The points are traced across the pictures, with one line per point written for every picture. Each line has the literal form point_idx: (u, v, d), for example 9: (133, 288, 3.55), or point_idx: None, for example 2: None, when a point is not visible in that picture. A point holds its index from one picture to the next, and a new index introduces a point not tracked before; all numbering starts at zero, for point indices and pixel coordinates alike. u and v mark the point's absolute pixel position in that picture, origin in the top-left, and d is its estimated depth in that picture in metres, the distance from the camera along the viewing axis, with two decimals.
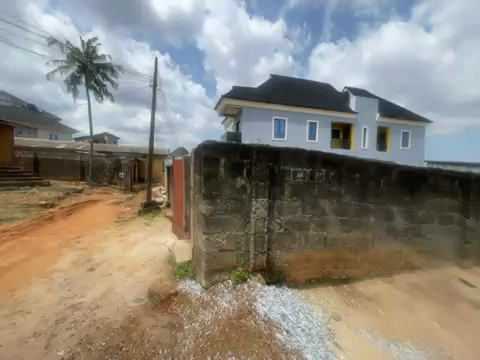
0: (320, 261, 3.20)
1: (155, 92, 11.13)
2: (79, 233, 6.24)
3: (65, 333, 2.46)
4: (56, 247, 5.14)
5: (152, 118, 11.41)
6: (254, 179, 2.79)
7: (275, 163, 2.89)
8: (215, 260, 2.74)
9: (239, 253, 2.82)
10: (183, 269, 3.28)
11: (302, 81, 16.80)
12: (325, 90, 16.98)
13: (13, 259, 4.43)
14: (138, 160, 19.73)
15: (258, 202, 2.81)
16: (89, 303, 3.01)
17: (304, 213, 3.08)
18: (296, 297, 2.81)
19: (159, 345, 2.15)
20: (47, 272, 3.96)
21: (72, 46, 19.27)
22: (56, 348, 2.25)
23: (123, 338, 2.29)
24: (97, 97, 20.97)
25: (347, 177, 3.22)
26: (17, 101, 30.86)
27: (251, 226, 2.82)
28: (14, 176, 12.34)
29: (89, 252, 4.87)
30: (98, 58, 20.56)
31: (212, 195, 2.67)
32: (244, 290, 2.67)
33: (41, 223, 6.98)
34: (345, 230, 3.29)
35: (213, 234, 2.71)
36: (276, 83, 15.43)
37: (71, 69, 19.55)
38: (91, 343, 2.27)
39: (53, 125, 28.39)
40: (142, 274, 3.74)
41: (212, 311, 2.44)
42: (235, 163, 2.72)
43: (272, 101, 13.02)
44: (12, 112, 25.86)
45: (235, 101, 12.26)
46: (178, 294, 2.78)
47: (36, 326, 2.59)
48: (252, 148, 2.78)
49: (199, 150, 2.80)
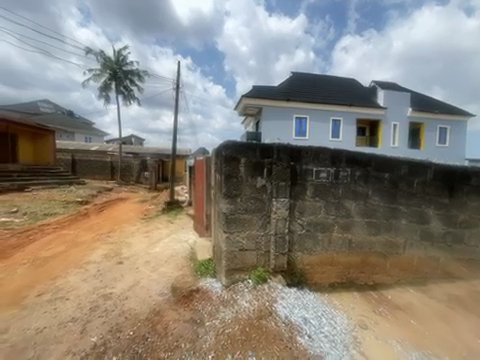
0: (345, 265, 3.05)
1: (178, 94, 11.55)
2: (109, 229, 6.72)
3: (98, 320, 2.66)
4: (90, 241, 5.61)
5: (175, 120, 11.84)
6: (274, 179, 2.74)
7: (296, 162, 2.81)
8: (235, 259, 2.75)
9: (259, 253, 2.80)
10: (204, 266, 3.35)
11: (325, 77, 16.17)
12: (351, 85, 16.14)
13: (55, 250, 4.94)
14: (161, 161, 20.70)
15: (279, 202, 2.77)
16: (118, 294, 3.22)
17: (327, 214, 2.96)
18: (318, 301, 2.71)
19: (181, 339, 2.22)
20: (82, 263, 4.33)
21: (105, 55, 20.81)
22: (90, 334, 2.44)
23: (149, 329, 2.41)
24: (126, 101, 22.38)
25: (375, 177, 3.02)
26: (58, 108, 34.31)
27: (271, 226, 2.78)
28: (56, 175, 13.71)
29: (118, 246, 5.24)
30: (127, 65, 21.91)
31: (232, 194, 2.68)
32: (264, 291, 2.64)
33: (77, 218, 7.67)
34: (372, 233, 3.09)
35: (233, 234, 2.73)
36: (297, 80, 15.07)
37: (103, 76, 21.14)
38: (120, 332, 2.42)
39: (87, 129, 31.03)
40: (165, 269, 3.90)
41: (232, 310, 2.46)
42: (255, 162, 2.70)
43: (292, 99, 12.74)
44: (54, 117, 28.79)
45: (255, 100, 12.22)
46: (199, 291, 2.83)
47: (74, 312, 2.84)
48: (273, 147, 2.74)
49: (219, 150, 2.83)
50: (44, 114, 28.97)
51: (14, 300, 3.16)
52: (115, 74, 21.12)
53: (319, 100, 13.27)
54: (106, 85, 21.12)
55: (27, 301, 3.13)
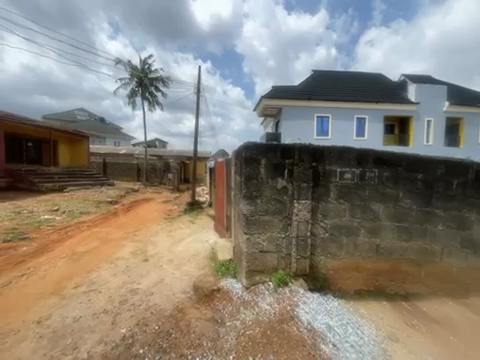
0: (372, 272, 2.87)
1: (199, 98, 11.89)
2: (136, 227, 7.12)
3: (127, 313, 2.84)
4: (119, 238, 5.99)
5: (196, 123, 12.19)
6: (295, 180, 2.69)
7: (318, 163, 2.73)
8: (255, 260, 2.74)
9: (280, 256, 2.75)
10: (225, 267, 3.39)
11: (349, 74, 15.45)
12: (377, 80, 15.21)
13: (89, 246, 5.38)
14: (183, 162, 21.48)
15: (301, 204, 2.70)
16: (145, 290, 3.40)
17: (353, 218, 2.82)
18: (343, 308, 2.58)
19: (203, 337, 2.27)
20: (112, 259, 4.65)
21: (132, 64, 22.23)
22: (120, 326, 2.60)
23: (172, 326, 2.50)
24: (151, 107, 23.64)
25: (406, 178, 2.80)
26: (92, 115, 37.44)
27: (293, 229, 2.73)
28: (89, 177, 14.89)
29: (144, 244, 5.53)
30: (152, 72, 23.16)
31: (252, 195, 2.67)
32: (285, 294, 2.59)
33: (108, 217, 8.26)
34: (404, 239, 2.87)
35: (254, 235, 2.72)
36: (318, 78, 14.61)
37: (131, 84, 22.58)
38: (146, 326, 2.55)
39: (117, 134, 33.38)
40: (187, 268, 4.03)
41: (253, 312, 2.45)
42: (275, 163, 2.67)
43: (314, 98, 12.37)
44: (88, 124, 31.45)
45: (275, 101, 12.08)
46: (220, 291, 2.85)
47: (105, 304, 3.06)
48: (294, 147, 2.68)
49: (239, 151, 2.84)
50: (80, 121, 31.81)
51: (55, 290, 3.50)
52: (141, 81, 22.43)
53: (342, 98, 12.71)
54: (133, 92, 22.52)
55: (65, 291, 3.45)
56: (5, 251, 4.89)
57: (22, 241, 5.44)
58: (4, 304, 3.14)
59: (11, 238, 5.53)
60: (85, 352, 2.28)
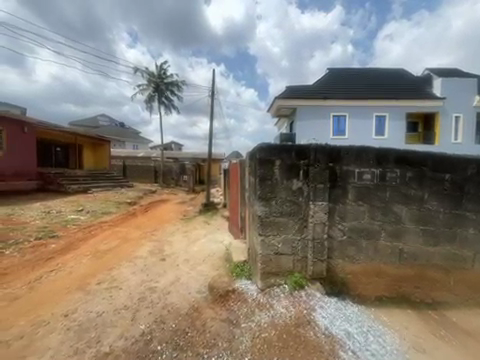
0: (395, 278, 2.72)
1: (213, 100, 12.09)
2: (153, 228, 7.37)
3: (145, 310, 2.94)
4: (137, 238, 6.24)
5: (210, 125, 12.38)
6: (311, 181, 2.63)
7: (335, 163, 2.65)
8: (270, 262, 2.70)
9: (295, 258, 2.71)
10: (239, 268, 3.40)
11: (366, 70, 14.87)
12: (398, 75, 14.46)
13: (111, 245, 5.66)
14: (198, 164, 21.92)
15: (317, 206, 2.64)
16: (162, 288, 3.50)
17: (373, 220, 2.70)
18: (363, 315, 2.47)
19: (219, 338, 2.29)
20: (131, 257, 4.85)
21: (149, 70, 23.16)
22: (139, 322, 2.70)
23: (188, 324, 2.55)
24: (167, 111, 24.43)
25: (432, 178, 2.63)
26: (113, 120, 39.54)
27: (309, 231, 2.67)
28: (110, 179, 15.68)
29: (161, 244, 5.71)
30: (168, 77, 23.94)
31: (266, 197, 2.65)
32: (301, 298, 2.54)
33: (127, 217, 8.64)
34: (430, 243, 2.69)
35: (269, 237, 2.69)
36: (334, 77, 14.22)
37: (148, 90, 23.50)
38: (164, 323, 2.63)
39: (135, 138, 34.93)
40: (203, 268, 4.08)
41: (268, 314, 2.43)
42: (290, 164, 2.63)
43: (329, 97, 12.05)
44: (109, 129, 33.21)
45: (289, 101, 11.94)
46: (235, 292, 2.86)
47: (125, 301, 3.20)
48: (309, 147, 2.63)
49: (253, 152, 2.83)
50: (102, 127, 33.70)
51: (81, 285, 3.73)
52: (158, 87, 23.29)
53: (360, 96, 12.23)
54: (150, 97, 23.41)
55: (89, 287, 3.65)
56: (37, 248, 5.28)
57: (51, 239, 5.85)
58: (36, 297, 3.39)
59: (41, 236, 5.97)
60: (108, 345, 2.39)
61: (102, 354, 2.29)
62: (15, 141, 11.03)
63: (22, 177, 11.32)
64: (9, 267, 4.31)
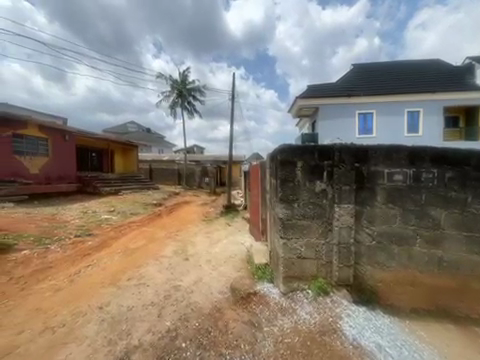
0: (433, 288, 2.48)
1: (234, 103, 12.26)
2: (177, 228, 7.67)
3: (170, 308, 3.07)
4: (163, 238, 6.54)
5: (231, 128, 12.55)
6: (335, 183, 2.53)
7: (362, 164, 2.51)
8: (293, 266, 2.64)
9: (319, 263, 2.61)
10: (261, 270, 3.39)
11: (396, 63, 13.87)
12: (434, 66, 13.22)
13: (139, 243, 6.02)
14: (219, 167, 22.36)
15: (342, 208, 2.52)
16: (186, 287, 3.61)
17: (406, 225, 2.50)
18: (396, 327, 2.29)
19: (241, 339, 2.30)
20: (158, 256, 5.10)
21: (173, 78, 24.30)
22: (165, 319, 2.82)
23: (211, 324, 2.60)
24: (189, 115, 25.34)
25: (477, 179, 2.35)
26: (140, 127, 42.20)
27: (334, 235, 2.56)
28: (138, 182, 16.71)
29: (184, 244, 5.92)
30: (190, 83, 24.87)
31: (288, 199, 2.60)
32: (326, 305, 2.44)
33: (153, 218, 9.12)
34: (475, 252, 2.40)
35: (291, 240, 2.63)
36: (359, 72, 13.51)
37: (172, 96, 24.64)
38: (188, 321, 2.72)
39: (160, 142, 36.83)
40: (224, 269, 4.14)
41: (291, 319, 2.38)
42: (313, 165, 2.55)
43: (354, 94, 11.47)
44: (137, 135, 35.54)
45: (311, 100, 11.60)
46: (257, 294, 2.85)
47: (153, 297, 3.37)
48: (333, 148, 2.53)
49: (274, 154, 2.80)
50: (131, 133, 36.19)
51: (113, 280, 4.02)
52: (181, 93, 24.32)
53: (389, 91, 11.44)
54: (174, 103, 24.53)
55: (121, 282, 3.92)
56: (76, 245, 5.81)
57: (88, 237, 6.40)
58: (76, 289, 3.74)
59: (80, 234, 6.57)
60: (137, 339, 2.52)
61: (132, 346, 2.43)
62: (59, 148, 12.28)
63: (64, 180, 12.51)
64: (53, 261, 4.81)
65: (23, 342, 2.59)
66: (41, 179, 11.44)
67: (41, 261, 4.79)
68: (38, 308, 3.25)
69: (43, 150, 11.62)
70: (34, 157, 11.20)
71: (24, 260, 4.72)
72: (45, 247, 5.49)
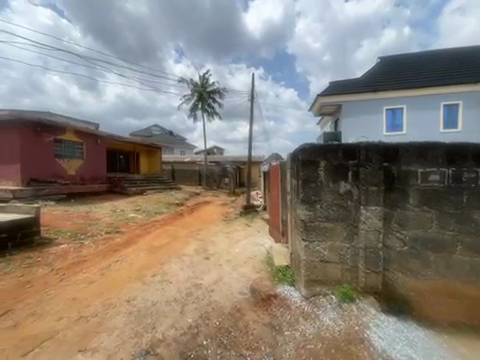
0: (477, 301, 2.22)
1: (253, 104, 12.23)
2: (198, 227, 7.87)
3: (192, 305, 3.15)
4: (184, 236, 6.76)
5: (250, 128, 12.53)
6: (361, 183, 2.39)
7: (392, 163, 2.34)
8: (316, 270, 2.55)
9: (344, 268, 2.49)
10: (281, 273, 3.33)
11: (430, 53, 12.71)
12: (476, 53, 11.84)
13: (162, 241, 6.29)
14: (239, 167, 22.50)
15: (369, 211, 2.37)
16: (206, 286, 3.67)
17: (443, 230, 2.27)
18: (432, 342, 2.10)
19: (261, 342, 2.28)
20: (179, 254, 5.28)
21: (194, 81, 25.03)
22: (187, 316, 2.90)
23: (231, 324, 2.61)
24: (209, 117, 25.89)
25: None
26: (163, 129, 44.19)
27: (360, 239, 2.42)
28: (161, 182, 17.49)
29: (205, 243, 6.05)
30: (210, 86, 25.40)
31: (310, 200, 2.51)
32: (352, 312, 2.31)
33: (175, 217, 9.46)
34: None
35: (313, 242, 2.54)
36: (387, 65, 12.64)
37: (193, 99, 25.38)
38: (208, 319, 2.76)
39: (182, 144, 38.28)
40: (244, 269, 4.13)
41: (314, 325, 2.30)
42: (336, 165, 2.44)
43: (382, 89, 10.73)
44: (161, 137, 37.29)
45: (333, 97, 11.12)
46: (278, 297, 2.80)
47: (175, 294, 3.49)
48: (359, 146, 2.39)
49: (295, 154, 2.73)
50: (155, 136, 38.09)
51: (139, 276, 4.24)
52: (201, 95, 24.94)
53: (422, 83, 10.50)
54: (194, 106, 25.24)
55: (146, 278, 4.13)
56: (106, 241, 6.25)
57: (117, 234, 6.84)
58: (106, 283, 4.01)
59: (109, 231, 7.05)
60: (161, 333, 2.63)
61: (157, 340, 2.54)
62: (91, 151, 13.35)
63: (96, 180, 13.56)
64: (87, 256, 5.22)
65: (62, 328, 2.84)
66: (77, 180, 12.51)
67: (77, 255, 5.23)
68: (74, 298, 3.55)
69: (78, 153, 12.69)
70: (71, 159, 12.30)
71: (62, 254, 5.19)
72: (80, 242, 5.99)
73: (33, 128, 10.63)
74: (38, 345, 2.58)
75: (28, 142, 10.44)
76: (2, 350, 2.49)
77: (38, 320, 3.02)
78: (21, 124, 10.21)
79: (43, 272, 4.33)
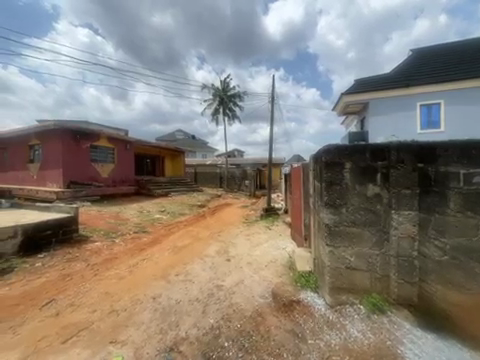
0: None
1: (273, 106, 12.13)
2: (219, 229, 8.00)
3: (214, 306, 3.20)
4: (206, 237, 6.93)
5: (271, 130, 12.43)
6: (392, 185, 2.23)
7: (427, 164, 2.16)
8: (341, 277, 2.42)
9: (373, 276, 2.34)
10: (304, 278, 3.23)
11: (473, 40, 11.41)
12: None
13: (185, 242, 6.51)
14: (259, 170, 22.46)
15: (402, 216, 2.20)
16: (228, 288, 3.70)
17: None
18: None
19: (283, 349, 2.23)
20: (201, 255, 5.40)
21: (215, 86, 25.68)
22: (209, 316, 2.95)
23: (253, 327, 2.59)
24: (230, 121, 26.31)
25: None
26: (186, 134, 45.94)
27: (391, 246, 2.25)
28: (185, 185, 18.14)
29: (226, 245, 6.11)
30: (231, 90, 25.79)
31: (335, 204, 2.40)
32: (383, 325, 2.15)
33: (197, 218, 9.73)
34: None
35: (338, 248, 2.42)
36: (421, 58, 11.66)
37: (214, 104, 26.03)
38: (230, 322, 2.77)
39: (204, 148, 39.46)
40: (266, 273, 4.08)
41: (339, 335, 2.18)
42: (363, 166, 2.31)
43: (415, 83, 9.90)
44: (184, 142, 38.90)
45: (359, 95, 10.58)
46: (300, 303, 2.72)
47: (197, 294, 3.57)
48: (389, 146, 2.24)
49: (318, 155, 2.64)
50: (179, 140, 39.77)
51: (164, 274, 4.43)
52: (222, 100, 25.48)
53: (464, 74, 9.42)
54: (216, 110, 25.83)
55: (170, 276, 4.30)
56: (134, 240, 6.65)
57: (144, 234, 7.24)
58: (134, 279, 4.26)
59: (137, 230, 7.49)
60: (184, 331, 2.71)
61: (180, 338, 2.62)
62: (122, 156, 14.35)
63: (125, 183, 14.51)
64: (117, 253, 5.60)
65: (96, 319, 3.08)
66: (109, 182, 13.53)
67: (109, 252, 5.64)
68: (107, 292, 3.83)
69: (110, 157, 13.72)
70: (104, 163, 13.36)
71: (96, 251, 5.64)
72: (112, 240, 6.46)
73: (73, 136, 11.80)
74: (76, 333, 2.82)
75: (69, 149, 11.62)
76: (46, 336, 2.77)
77: (76, 310, 3.31)
78: (63, 133, 11.41)
79: (80, 267, 4.74)
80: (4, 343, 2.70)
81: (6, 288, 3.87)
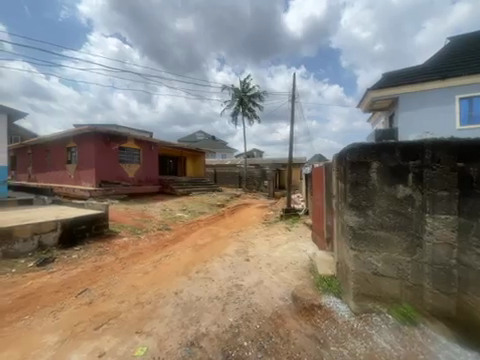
0: None
1: (293, 104, 11.87)
2: (238, 229, 8.03)
3: (233, 305, 3.23)
4: (225, 237, 7.01)
5: (291, 130, 12.16)
6: (426, 187, 2.05)
7: (469, 164, 1.94)
8: (367, 283, 2.29)
9: (403, 284, 2.18)
10: (326, 282, 3.12)
11: None
12: None
13: (205, 240, 6.66)
14: (279, 170, 22.17)
15: (438, 220, 2.01)
16: (247, 288, 3.71)
17: None
18: None
19: (304, 353, 2.18)
20: (221, 254, 5.47)
21: (234, 87, 25.84)
22: (228, 315, 2.99)
23: (272, 329, 2.56)
24: (249, 121, 26.29)
25: None
26: (206, 135, 47.01)
27: (425, 252, 2.08)
28: (205, 184, 18.56)
29: (245, 245, 6.13)
30: (250, 90, 25.75)
31: (360, 205, 2.28)
32: (415, 338, 1.99)
33: (217, 217, 9.89)
34: None
35: (364, 252, 2.29)
36: (461, 46, 10.53)
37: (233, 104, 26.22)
38: (249, 321, 2.78)
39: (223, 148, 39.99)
40: (285, 275, 4.00)
41: (365, 344, 2.06)
42: (393, 166, 2.16)
43: (454, 74, 8.96)
44: (205, 143, 39.90)
45: (387, 90, 9.90)
46: (322, 308, 2.62)
47: (217, 292, 3.64)
48: (423, 144, 2.05)
49: (342, 154, 2.52)
50: (199, 141, 40.82)
51: (185, 271, 4.58)
52: (241, 100, 25.57)
53: None
54: (235, 111, 25.99)
55: (191, 273, 4.44)
56: (158, 237, 6.98)
57: (166, 231, 7.56)
58: (158, 274, 4.47)
59: (160, 228, 7.85)
60: (204, 327, 2.78)
61: (200, 333, 2.69)
62: (147, 157, 15.12)
63: (150, 182, 15.27)
64: (142, 249, 5.92)
65: (124, 310, 3.29)
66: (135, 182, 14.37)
67: (135, 247, 5.99)
68: (133, 285, 4.07)
69: (136, 158, 14.55)
70: (131, 164, 14.21)
71: (124, 246, 6.03)
72: (137, 236, 6.85)
73: (104, 138, 12.76)
74: (107, 321, 3.05)
75: (100, 150, 12.58)
76: (81, 322, 3.04)
77: (106, 300, 3.58)
78: (95, 136, 12.39)
79: (110, 260, 5.10)
80: (47, 325, 3.02)
81: (48, 276, 4.32)
